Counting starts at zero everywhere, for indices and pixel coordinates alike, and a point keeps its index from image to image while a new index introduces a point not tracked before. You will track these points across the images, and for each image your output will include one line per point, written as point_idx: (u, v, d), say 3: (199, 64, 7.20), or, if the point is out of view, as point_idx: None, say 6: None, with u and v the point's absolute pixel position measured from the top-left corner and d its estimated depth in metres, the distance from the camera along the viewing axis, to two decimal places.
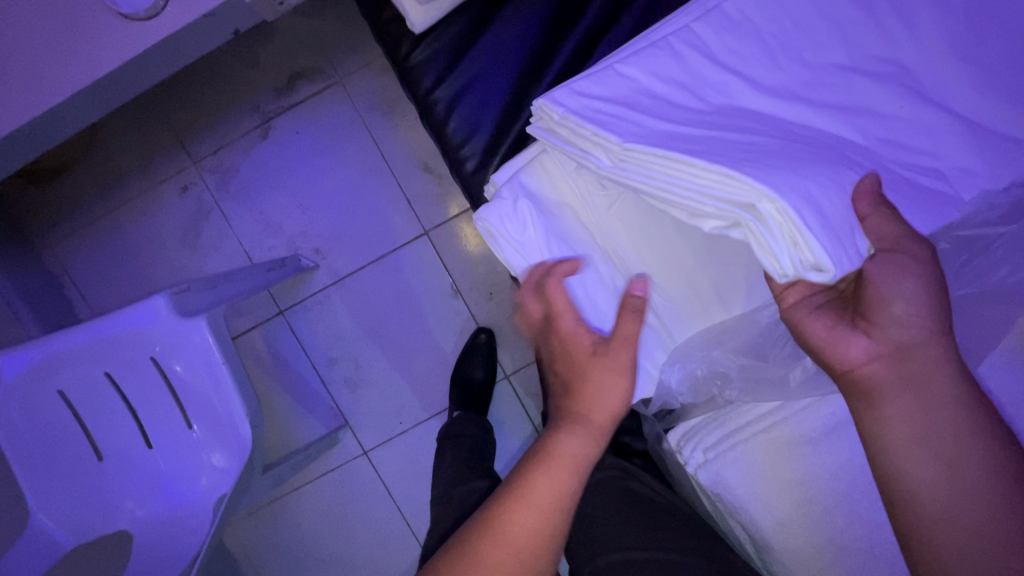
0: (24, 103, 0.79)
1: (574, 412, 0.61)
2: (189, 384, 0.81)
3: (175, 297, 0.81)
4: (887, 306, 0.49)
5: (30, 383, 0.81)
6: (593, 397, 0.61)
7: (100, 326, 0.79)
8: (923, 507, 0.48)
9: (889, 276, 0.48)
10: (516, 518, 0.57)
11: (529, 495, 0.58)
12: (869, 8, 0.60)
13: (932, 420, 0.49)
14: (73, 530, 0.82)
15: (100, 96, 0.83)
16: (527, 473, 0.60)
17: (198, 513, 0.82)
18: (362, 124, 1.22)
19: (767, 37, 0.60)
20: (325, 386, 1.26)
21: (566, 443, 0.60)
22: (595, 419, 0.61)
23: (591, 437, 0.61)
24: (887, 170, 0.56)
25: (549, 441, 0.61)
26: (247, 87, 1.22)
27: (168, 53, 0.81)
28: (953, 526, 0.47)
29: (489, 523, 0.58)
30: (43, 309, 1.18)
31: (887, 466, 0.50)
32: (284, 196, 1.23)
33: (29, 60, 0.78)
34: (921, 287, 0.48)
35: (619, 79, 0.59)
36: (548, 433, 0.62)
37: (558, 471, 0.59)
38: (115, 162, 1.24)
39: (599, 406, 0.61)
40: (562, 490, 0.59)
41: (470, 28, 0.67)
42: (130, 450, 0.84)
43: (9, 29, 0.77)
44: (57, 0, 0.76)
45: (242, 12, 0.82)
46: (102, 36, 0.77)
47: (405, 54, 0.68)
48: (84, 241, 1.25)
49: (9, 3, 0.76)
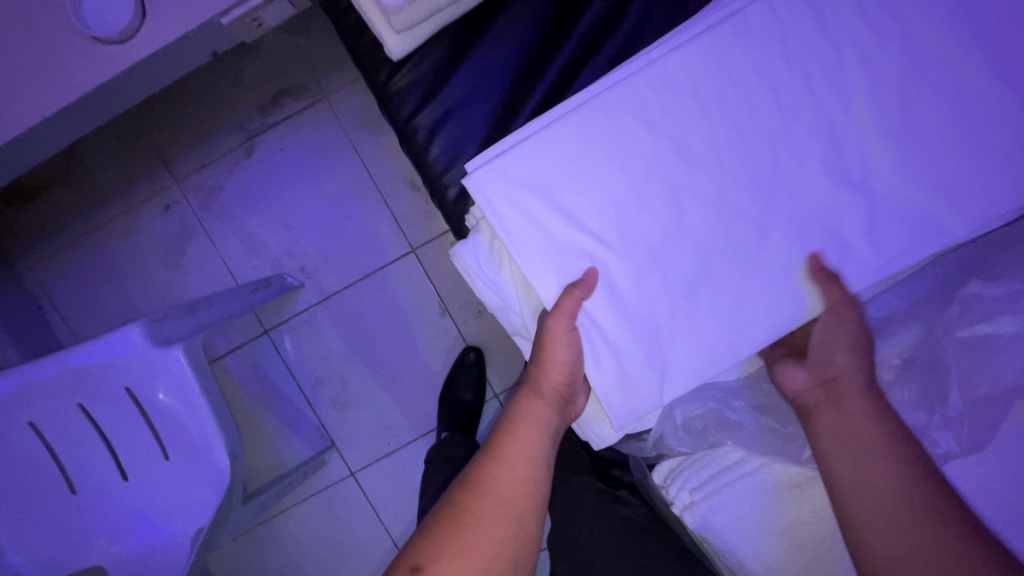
0: None
1: (533, 381, 0.64)
2: (166, 414, 0.79)
3: (151, 326, 0.79)
4: (827, 348, 0.62)
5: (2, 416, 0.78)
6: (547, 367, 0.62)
7: (73, 357, 0.77)
8: (850, 489, 0.56)
9: (824, 326, 0.63)
10: (492, 483, 0.59)
11: (500, 461, 0.60)
12: (839, 46, 0.61)
13: (852, 426, 0.58)
14: (47, 566, 0.80)
15: (75, 121, 0.82)
16: (494, 444, 0.63)
17: (176, 547, 0.80)
18: (348, 141, 1.20)
19: (742, 73, 0.62)
20: (311, 406, 1.24)
21: (529, 408, 0.64)
22: (548, 385, 0.63)
23: (548, 400, 0.64)
24: (840, 203, 0.61)
25: (513, 409, 0.65)
26: (231, 105, 1.20)
27: (143, 76, 0.80)
28: (872, 505, 0.54)
29: (469, 489, 0.59)
30: (22, 332, 1.15)
31: (821, 457, 0.60)
32: (269, 214, 1.21)
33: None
34: (852, 339, 0.61)
35: (542, 152, 0.62)
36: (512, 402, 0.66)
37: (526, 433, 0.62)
38: (96, 181, 1.22)
39: (554, 372, 0.63)
40: (532, 454, 0.61)
41: (450, 55, 0.66)
42: (105, 485, 0.81)
43: None
44: (29, 24, 0.74)
45: (220, 35, 0.80)
46: (75, 60, 0.75)
47: (385, 80, 0.67)
48: (64, 261, 1.22)
49: None
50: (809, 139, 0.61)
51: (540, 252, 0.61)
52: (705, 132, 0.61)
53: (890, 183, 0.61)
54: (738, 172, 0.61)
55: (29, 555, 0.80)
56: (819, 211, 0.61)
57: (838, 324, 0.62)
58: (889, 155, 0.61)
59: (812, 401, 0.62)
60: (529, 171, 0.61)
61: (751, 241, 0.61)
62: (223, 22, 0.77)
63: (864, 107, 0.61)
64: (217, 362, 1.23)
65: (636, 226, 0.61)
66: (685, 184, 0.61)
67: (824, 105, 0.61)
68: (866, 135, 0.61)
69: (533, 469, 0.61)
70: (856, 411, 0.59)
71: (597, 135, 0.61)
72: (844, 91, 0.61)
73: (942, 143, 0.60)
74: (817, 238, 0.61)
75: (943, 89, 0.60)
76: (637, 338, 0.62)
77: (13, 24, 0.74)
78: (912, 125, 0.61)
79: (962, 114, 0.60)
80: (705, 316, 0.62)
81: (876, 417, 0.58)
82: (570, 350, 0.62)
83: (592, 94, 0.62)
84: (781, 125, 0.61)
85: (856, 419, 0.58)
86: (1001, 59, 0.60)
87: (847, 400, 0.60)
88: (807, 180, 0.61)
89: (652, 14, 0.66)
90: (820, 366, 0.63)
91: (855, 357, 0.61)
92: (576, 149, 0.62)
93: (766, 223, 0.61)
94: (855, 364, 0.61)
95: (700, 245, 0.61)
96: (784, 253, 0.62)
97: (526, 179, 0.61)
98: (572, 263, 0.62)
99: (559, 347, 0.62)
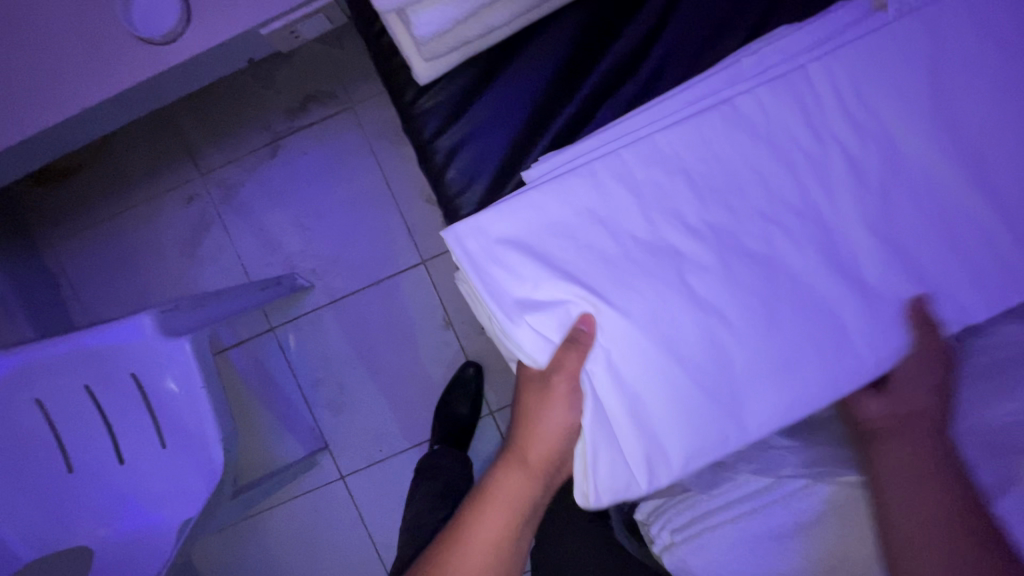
0: (34, 114, 0.80)
1: (519, 454, 0.70)
2: (167, 404, 0.81)
3: (162, 316, 0.81)
4: (903, 386, 0.62)
5: (11, 389, 0.81)
6: (542, 430, 0.66)
7: (85, 339, 0.80)
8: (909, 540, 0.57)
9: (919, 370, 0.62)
10: (472, 541, 0.69)
11: (481, 523, 0.70)
12: (850, 109, 0.63)
13: (921, 467, 0.59)
14: (36, 542, 0.82)
15: (112, 113, 0.85)
16: (479, 503, 0.71)
17: (161, 536, 0.81)
18: (369, 150, 1.23)
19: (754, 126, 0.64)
20: (308, 406, 1.26)
21: (511, 478, 0.71)
22: (532, 463, 0.69)
23: (531, 476, 0.70)
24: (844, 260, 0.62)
25: (498, 474, 0.72)
26: (260, 106, 1.24)
27: (181, 77, 0.83)
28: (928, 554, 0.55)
29: (455, 537, 0.70)
30: (37, 308, 1.18)
31: (877, 499, 0.60)
32: (287, 215, 1.24)
33: (44, 74, 0.79)
34: (935, 381, 0.62)
35: (530, 214, 0.64)
36: (498, 467, 0.73)
37: (518, 482, 0.70)
38: (124, 168, 1.25)
39: (541, 453, 0.68)
40: (509, 518, 0.70)
41: (475, 82, 0.68)
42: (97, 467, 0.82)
43: (29, 45, 0.79)
44: (80, 22, 0.78)
45: (258, 44, 0.84)
46: (120, 57, 0.78)
47: (409, 102, 0.69)
48: (85, 243, 1.26)
49: (33, 21, 0.78)
50: (814, 193, 0.63)
51: (521, 307, 0.61)
52: (713, 180, 0.63)
53: (894, 245, 0.61)
54: (743, 219, 0.63)
55: (20, 529, 0.81)
56: (824, 267, 0.62)
57: (934, 366, 0.61)
58: (894, 217, 0.62)
59: (885, 437, 0.62)
60: (518, 228, 0.63)
61: (758, 308, 0.61)
62: (262, 32, 0.80)
63: (874, 166, 0.62)
64: (221, 354, 1.25)
65: (631, 298, 0.61)
66: (689, 229, 0.63)
67: (832, 162, 0.63)
68: (873, 196, 0.62)
69: (508, 531, 0.70)
70: (927, 449, 0.60)
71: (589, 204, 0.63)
72: (851, 150, 0.63)
73: (946, 211, 0.61)
74: (820, 316, 0.61)
75: (953, 158, 0.61)
76: (621, 412, 0.61)
77: (65, 20, 0.78)
78: (916, 188, 0.62)
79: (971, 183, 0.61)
80: (691, 396, 0.61)
81: (937, 457, 0.59)
82: (567, 413, 0.64)
83: (588, 162, 0.64)
84: (788, 176, 0.63)
85: (917, 460, 0.59)
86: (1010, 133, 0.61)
87: (915, 436, 0.61)
88: (812, 233, 0.62)
89: (671, 60, 0.68)
90: (903, 401, 0.62)
91: (933, 389, 0.62)
92: (569, 216, 0.64)
93: (771, 277, 0.61)
94: (933, 401, 0.62)
95: (700, 320, 0.61)
96: (790, 312, 0.61)
97: (511, 237, 0.64)
98: (557, 320, 0.61)
99: (555, 413, 0.64)
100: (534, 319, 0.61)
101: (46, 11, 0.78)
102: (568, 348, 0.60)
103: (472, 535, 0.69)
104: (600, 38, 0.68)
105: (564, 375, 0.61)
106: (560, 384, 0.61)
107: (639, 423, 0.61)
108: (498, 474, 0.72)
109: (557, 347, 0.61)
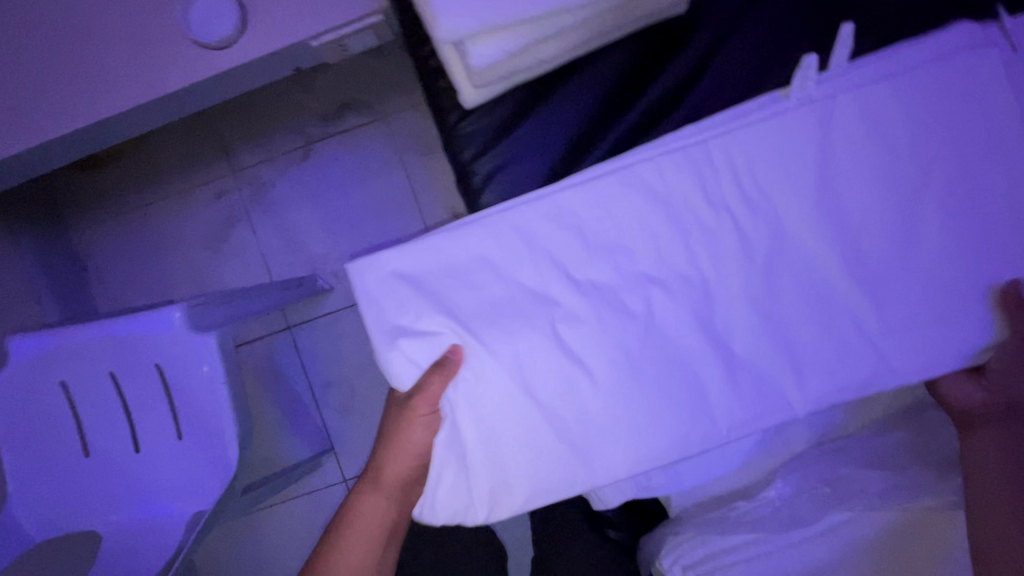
0: (88, 107, 0.83)
1: (372, 476, 0.73)
2: (188, 397, 0.83)
3: (191, 310, 0.83)
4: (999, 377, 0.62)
5: (38, 370, 0.83)
6: (401, 450, 0.69)
7: (116, 328, 0.82)
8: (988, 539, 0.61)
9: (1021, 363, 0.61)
10: (337, 557, 0.71)
11: (349, 542, 0.72)
12: None
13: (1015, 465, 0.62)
14: (46, 523, 0.82)
15: (161, 111, 0.88)
16: (342, 518, 0.74)
17: (170, 528, 0.82)
18: (399, 161, 1.26)
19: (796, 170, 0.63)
20: (317, 407, 1.27)
21: (365, 500, 0.73)
22: (387, 484, 0.72)
23: (381, 499, 0.72)
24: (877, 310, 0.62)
25: (355, 495, 0.74)
26: (297, 110, 1.27)
27: (232, 81, 0.86)
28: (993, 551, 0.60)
29: (319, 554, 0.72)
30: (62, 290, 1.20)
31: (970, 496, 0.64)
32: (313, 217, 1.27)
33: (101, 69, 0.82)
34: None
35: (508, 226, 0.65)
36: (356, 489, 0.75)
37: (376, 504, 0.72)
38: (158, 160, 1.28)
39: (395, 472, 0.71)
40: (373, 540, 0.72)
41: (517, 110, 0.70)
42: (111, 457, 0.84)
43: (90, 40, 0.82)
44: (140, 22, 0.81)
45: (307, 54, 0.87)
46: (176, 58, 0.81)
47: (452, 124, 0.71)
48: (114, 229, 1.29)
49: (95, 18, 0.81)
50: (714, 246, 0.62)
51: (395, 332, 0.64)
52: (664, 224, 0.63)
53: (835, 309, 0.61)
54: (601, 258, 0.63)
55: (31, 509, 0.82)
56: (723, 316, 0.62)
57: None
58: (868, 283, 0.60)
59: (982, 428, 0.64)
60: (418, 264, 0.65)
61: (706, 361, 0.62)
62: (312, 44, 0.83)
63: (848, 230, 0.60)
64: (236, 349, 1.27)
65: (500, 339, 0.63)
66: (603, 280, 0.63)
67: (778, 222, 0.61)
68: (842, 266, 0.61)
69: (376, 551, 0.73)
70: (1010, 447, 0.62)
71: (488, 250, 0.64)
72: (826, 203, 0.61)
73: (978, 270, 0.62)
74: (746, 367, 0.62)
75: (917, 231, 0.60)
76: (479, 443, 0.64)
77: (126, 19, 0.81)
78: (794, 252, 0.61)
79: (960, 250, 0.59)
80: (547, 433, 0.63)
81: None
82: (424, 436, 0.67)
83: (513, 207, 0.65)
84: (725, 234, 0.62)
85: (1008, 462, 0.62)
86: (1005, 206, 0.58)
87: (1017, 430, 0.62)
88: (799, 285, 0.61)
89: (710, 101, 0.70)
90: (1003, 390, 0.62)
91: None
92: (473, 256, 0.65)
93: (737, 337, 0.62)
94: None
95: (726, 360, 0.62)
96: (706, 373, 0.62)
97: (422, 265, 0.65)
98: (427, 350, 0.63)
99: (412, 435, 0.67)
100: (408, 350, 0.63)
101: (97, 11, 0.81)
102: (432, 372, 0.62)
103: (336, 552, 0.72)
104: (642, 76, 0.70)
105: (419, 399, 0.63)
106: (422, 409, 0.64)
107: (629, 426, 0.64)
108: (359, 497, 0.74)
109: (424, 372, 0.63)
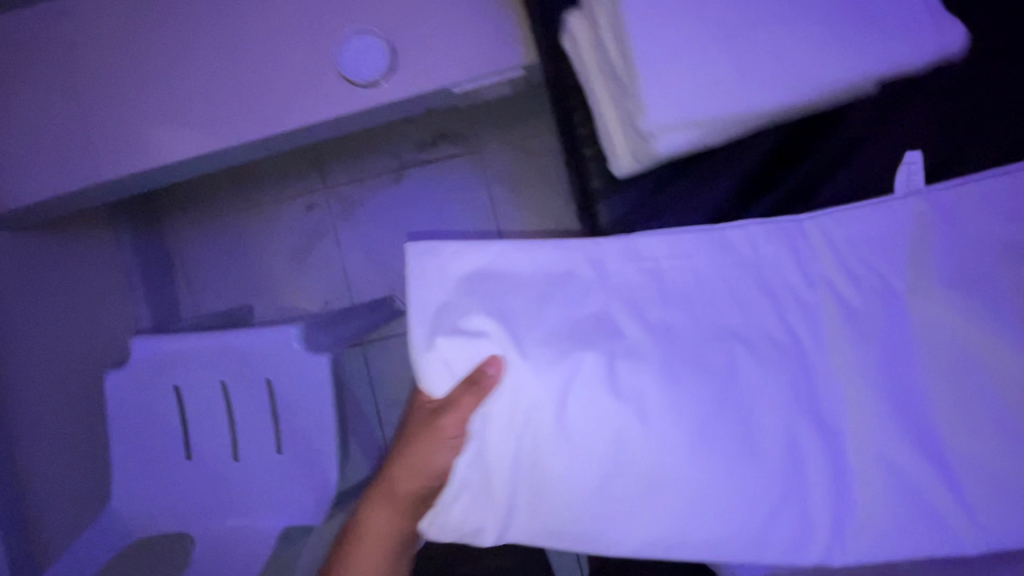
0: (230, 127, 0.85)
1: (387, 489, 0.75)
2: (293, 414, 0.85)
3: (306, 330, 0.86)
4: None
5: (155, 370, 0.86)
6: (413, 459, 0.70)
7: (233, 339, 0.86)
8: None
9: None
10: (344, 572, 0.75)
11: (357, 556, 0.75)
12: None
13: None
14: (141, 521, 0.85)
15: (292, 138, 0.91)
16: (354, 526, 0.78)
17: (260, 541, 0.83)
18: (488, 194, 1.29)
19: None
20: (381, 424, 1.29)
21: (375, 516, 0.76)
22: (398, 497, 0.73)
23: (394, 514, 0.74)
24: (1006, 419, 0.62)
25: (366, 509, 0.77)
26: (393, 135, 1.31)
27: (367, 114, 0.89)
28: None
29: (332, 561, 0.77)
30: (154, 283, 1.25)
31: None
32: (398, 239, 1.30)
33: (247, 91, 0.84)
34: None
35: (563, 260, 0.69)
36: (367, 503, 0.77)
37: (387, 518, 0.75)
38: (254, 168, 1.33)
39: (406, 485, 0.72)
40: (382, 552, 0.75)
41: (657, 185, 0.75)
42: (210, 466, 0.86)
43: (237, 62, 0.83)
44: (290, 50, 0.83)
45: (441, 96, 0.89)
46: (321, 90, 0.84)
47: (593, 190, 0.76)
48: (205, 230, 1.33)
49: (245, 41, 0.83)
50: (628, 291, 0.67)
51: (435, 325, 0.65)
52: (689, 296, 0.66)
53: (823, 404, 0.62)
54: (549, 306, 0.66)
55: (128, 506, 0.85)
56: (744, 377, 0.62)
57: None
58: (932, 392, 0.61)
59: None
60: (491, 266, 0.69)
61: (726, 437, 0.60)
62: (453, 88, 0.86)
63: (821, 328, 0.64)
64: None
65: (542, 353, 0.62)
66: (661, 321, 0.65)
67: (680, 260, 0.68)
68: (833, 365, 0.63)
69: (386, 562, 0.75)
70: None
71: (578, 263, 0.68)
72: (817, 307, 0.65)
73: None
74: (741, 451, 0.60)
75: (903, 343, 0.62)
76: (506, 462, 0.63)
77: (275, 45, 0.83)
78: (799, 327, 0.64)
79: None
80: (574, 479, 0.61)
81: None
82: (447, 454, 0.66)
83: (593, 246, 0.69)
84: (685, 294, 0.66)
85: None
86: None
87: None
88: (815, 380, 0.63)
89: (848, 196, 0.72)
90: None
91: None
92: (539, 284, 0.68)
93: (771, 421, 0.61)
94: None
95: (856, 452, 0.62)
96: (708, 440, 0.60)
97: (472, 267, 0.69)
98: (467, 353, 0.63)
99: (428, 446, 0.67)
100: (447, 357, 0.63)
101: (216, 45, 0.84)
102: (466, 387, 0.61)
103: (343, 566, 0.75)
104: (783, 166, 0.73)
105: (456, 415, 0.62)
106: (448, 424, 0.63)
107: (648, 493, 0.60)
108: (368, 510, 0.76)
109: (458, 382, 0.63)
